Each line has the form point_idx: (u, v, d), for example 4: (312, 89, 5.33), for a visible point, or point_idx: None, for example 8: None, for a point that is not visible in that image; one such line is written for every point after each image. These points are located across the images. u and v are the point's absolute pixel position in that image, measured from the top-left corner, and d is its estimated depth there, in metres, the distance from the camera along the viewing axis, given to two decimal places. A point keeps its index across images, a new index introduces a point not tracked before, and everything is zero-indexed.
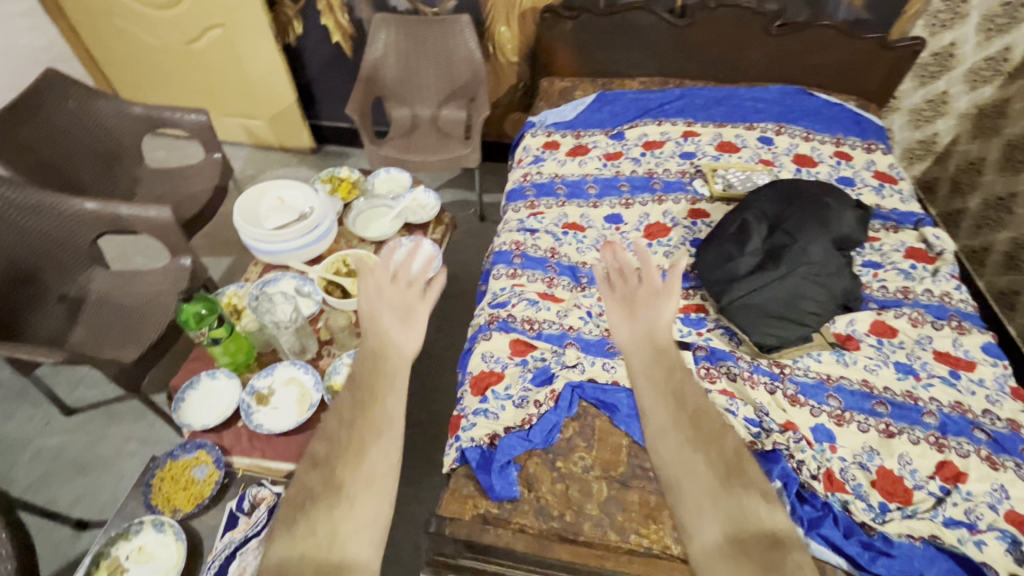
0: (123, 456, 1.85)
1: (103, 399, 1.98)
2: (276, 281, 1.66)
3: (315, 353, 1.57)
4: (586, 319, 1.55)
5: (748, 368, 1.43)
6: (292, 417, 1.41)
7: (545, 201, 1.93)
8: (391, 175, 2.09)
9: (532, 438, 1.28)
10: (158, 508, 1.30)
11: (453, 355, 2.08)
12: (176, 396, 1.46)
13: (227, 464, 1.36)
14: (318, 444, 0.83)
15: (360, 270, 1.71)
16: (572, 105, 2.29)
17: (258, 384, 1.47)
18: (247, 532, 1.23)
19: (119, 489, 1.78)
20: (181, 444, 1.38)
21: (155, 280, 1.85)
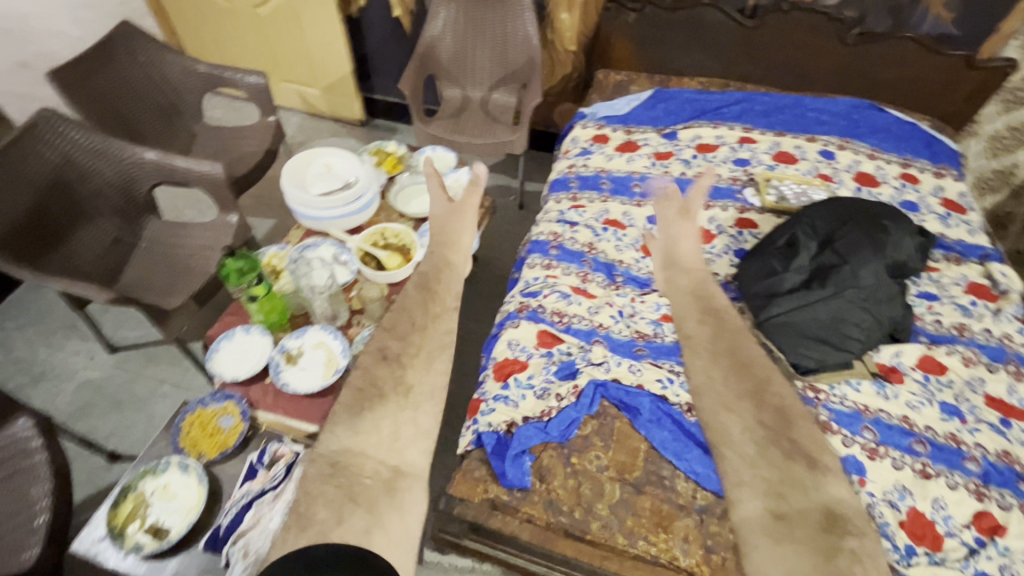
0: (157, 398, 1.94)
1: (144, 341, 2.07)
2: (315, 247, 1.70)
3: (345, 321, 1.60)
4: (616, 318, 1.52)
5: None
6: (317, 380, 1.44)
7: (588, 195, 1.90)
8: (438, 154, 2.09)
9: (549, 430, 1.27)
10: (184, 451, 1.35)
11: (479, 339, 2.09)
12: (212, 346, 1.52)
13: (252, 418, 1.41)
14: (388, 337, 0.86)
15: (397, 245, 1.73)
16: (626, 100, 2.24)
17: (288, 343, 1.50)
18: (264, 485, 1.28)
19: (150, 429, 1.86)
20: (211, 393, 1.43)
21: (201, 234, 1.91)
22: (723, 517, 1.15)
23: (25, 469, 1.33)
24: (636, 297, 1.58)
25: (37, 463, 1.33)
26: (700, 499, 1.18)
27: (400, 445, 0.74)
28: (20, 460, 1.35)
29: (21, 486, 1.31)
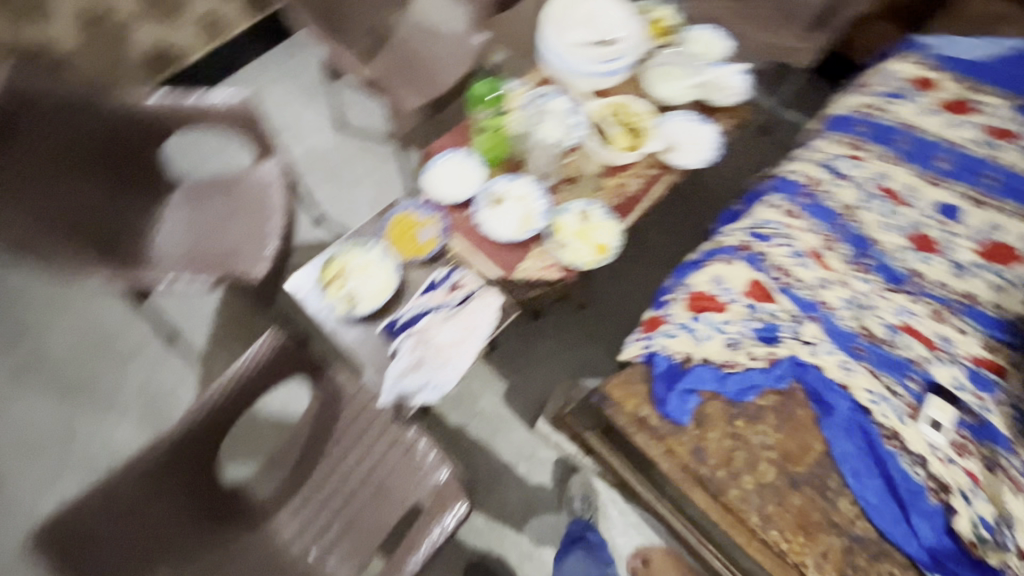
0: (365, 186, 2.08)
1: (368, 131, 2.17)
2: (551, 97, 1.59)
3: (554, 184, 1.54)
4: (846, 303, 1.29)
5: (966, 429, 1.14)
6: (511, 231, 1.47)
7: (874, 148, 1.53)
8: (709, 37, 1.76)
9: (725, 383, 1.16)
10: (385, 242, 1.46)
11: (662, 256, 1.90)
12: (430, 160, 1.56)
13: (446, 240, 1.47)
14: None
15: (630, 126, 1.59)
16: (986, 45, 1.67)
17: (496, 185, 1.51)
18: (440, 304, 1.38)
19: (353, 211, 2.03)
20: (420, 203, 1.51)
21: (448, 45, 1.86)
22: (876, 557, 1.04)
23: (265, 201, 1.58)
24: (880, 290, 1.32)
25: (275, 200, 1.57)
26: (858, 527, 1.06)
27: None
28: (264, 193, 1.59)
29: (261, 214, 1.56)
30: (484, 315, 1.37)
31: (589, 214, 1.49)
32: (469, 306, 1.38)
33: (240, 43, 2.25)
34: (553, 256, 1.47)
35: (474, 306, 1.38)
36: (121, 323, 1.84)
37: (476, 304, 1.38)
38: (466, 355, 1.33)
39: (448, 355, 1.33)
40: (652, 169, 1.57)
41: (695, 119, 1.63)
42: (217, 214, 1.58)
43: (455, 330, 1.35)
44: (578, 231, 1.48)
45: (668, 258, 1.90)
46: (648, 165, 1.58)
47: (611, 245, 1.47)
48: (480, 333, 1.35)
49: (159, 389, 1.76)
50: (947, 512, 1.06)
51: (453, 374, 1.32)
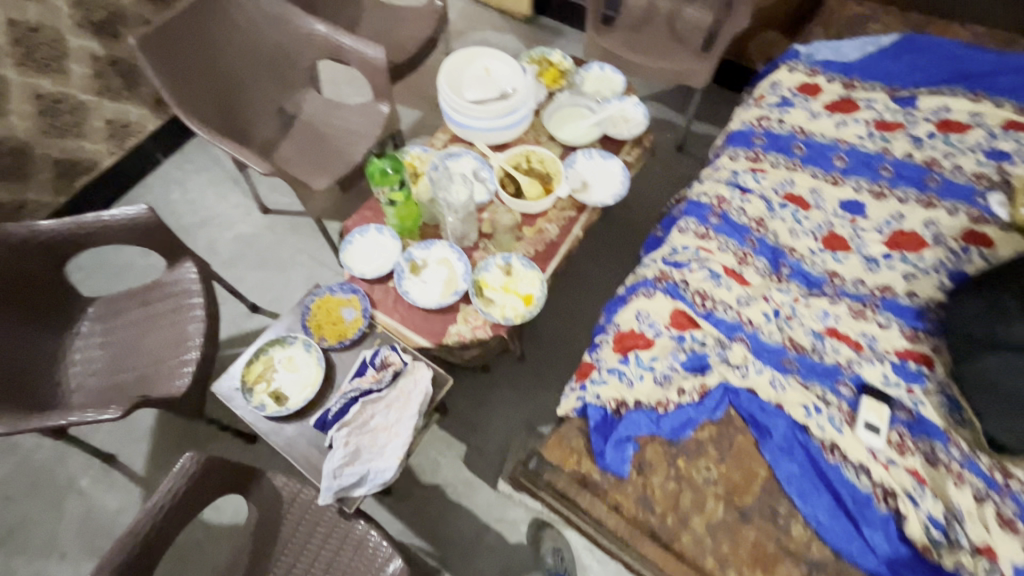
0: (295, 265, 2.05)
1: (293, 209, 2.15)
2: (457, 157, 1.63)
3: (472, 241, 1.54)
4: (770, 317, 1.29)
5: (901, 425, 1.15)
6: (436, 297, 1.45)
7: (773, 158, 1.58)
8: (605, 74, 1.82)
9: (661, 424, 1.16)
10: (310, 330, 1.43)
11: (598, 288, 1.91)
12: (346, 238, 1.54)
13: (372, 316, 1.45)
14: None
15: (540, 172, 1.61)
16: (859, 45, 1.77)
17: (415, 253, 1.50)
18: (372, 386, 1.33)
19: (286, 293, 2.00)
20: (341, 283, 1.48)
21: (354, 118, 1.87)
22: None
23: (183, 307, 1.52)
24: (800, 298, 1.33)
25: (193, 305, 1.52)
26: (814, 551, 1.06)
27: None
28: (181, 298, 1.54)
29: (180, 321, 1.50)
30: (417, 391, 1.34)
31: (510, 267, 1.48)
32: (400, 383, 1.35)
33: (151, 141, 2.21)
34: (482, 314, 1.44)
35: (406, 384, 1.35)
36: (52, 454, 1.74)
37: (408, 380, 1.36)
38: (403, 436, 1.29)
39: (385, 438, 1.30)
40: (567, 210, 1.59)
41: (602, 155, 1.66)
42: (134, 329, 1.52)
43: (390, 411, 1.33)
44: (503, 286, 1.47)
45: (605, 289, 1.91)
46: (563, 207, 1.59)
47: (537, 295, 1.45)
48: (414, 410, 1.32)
49: (99, 517, 1.66)
50: (897, 518, 1.06)
51: (392, 459, 1.27)
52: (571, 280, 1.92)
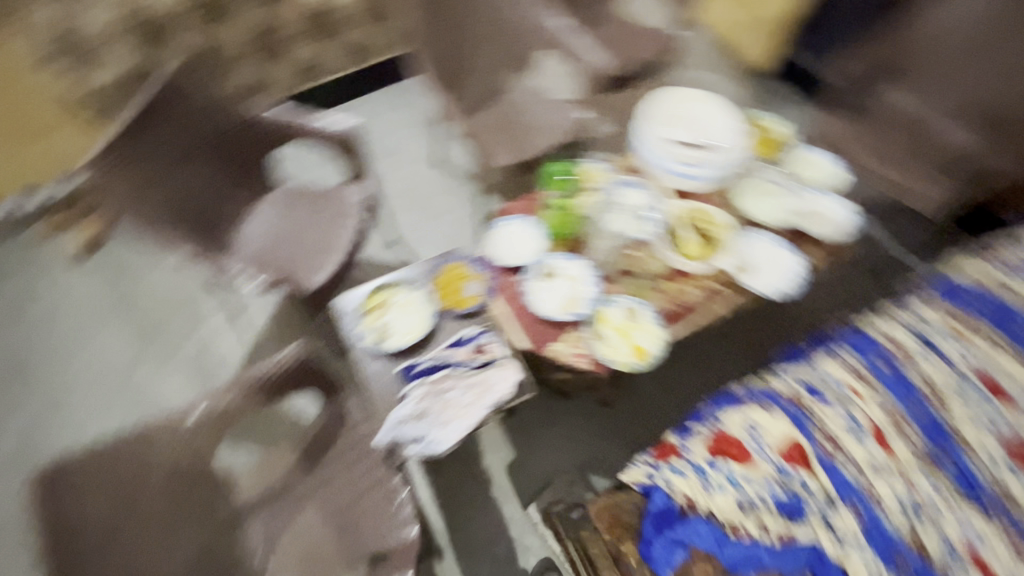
0: (442, 221, 2.18)
1: (462, 172, 2.29)
2: (630, 187, 1.58)
3: (610, 273, 1.51)
4: (904, 501, 1.08)
5: None
6: (554, 309, 1.43)
7: (987, 328, 1.31)
8: (820, 161, 1.67)
9: (723, 548, 1.05)
10: (432, 287, 1.51)
11: (710, 370, 1.79)
12: (496, 221, 1.58)
13: (489, 301, 1.49)
14: None
15: (707, 234, 1.53)
16: None
17: (550, 261, 1.49)
18: (460, 362, 1.39)
19: (425, 242, 2.14)
20: (475, 258, 1.54)
21: (552, 114, 1.92)
22: None
23: (338, 222, 1.70)
24: (953, 499, 1.09)
25: (347, 223, 1.69)
26: None
27: None
28: (340, 214, 1.72)
29: (331, 232, 1.68)
30: (498, 388, 1.35)
31: (636, 313, 1.43)
32: (486, 373, 1.37)
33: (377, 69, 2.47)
34: (589, 345, 1.42)
35: (492, 375, 1.37)
36: (201, 290, 2.05)
37: (495, 373, 1.37)
38: (468, 421, 1.32)
39: (452, 415, 1.33)
40: (718, 283, 1.49)
41: (781, 242, 1.52)
42: (295, 222, 1.73)
43: (467, 393, 1.35)
44: (620, 328, 1.42)
45: (717, 375, 1.79)
46: (715, 278, 1.49)
47: (651, 352, 1.40)
48: (487, 403, 1.33)
49: (212, 355, 1.93)
50: None
51: (450, 436, 1.32)
52: (686, 349, 1.82)
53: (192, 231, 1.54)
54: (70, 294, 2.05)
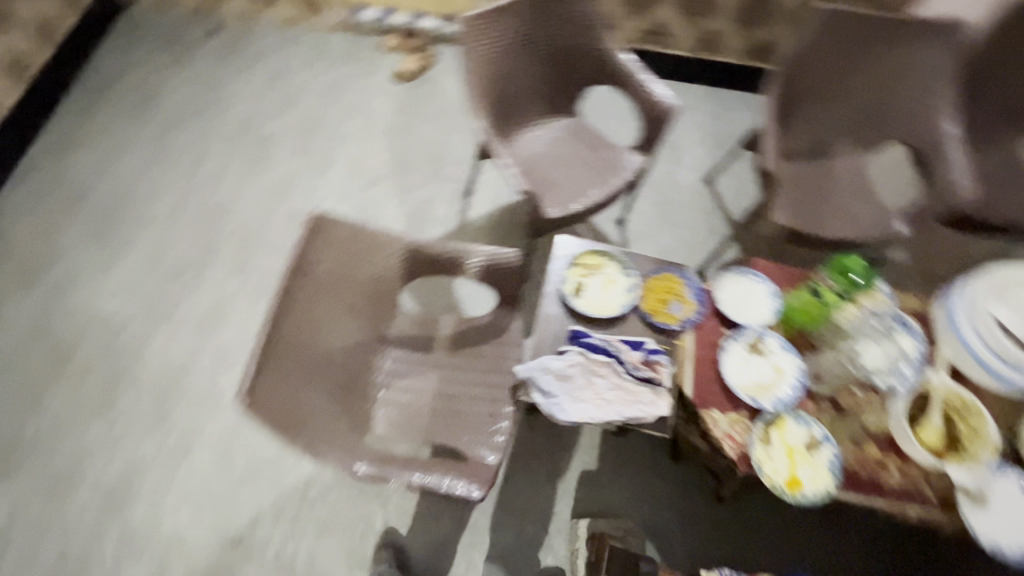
0: (673, 234, 2.13)
1: (720, 204, 2.19)
2: (905, 331, 1.36)
3: (818, 391, 1.34)
4: None
5: None
6: (739, 381, 1.34)
7: None
8: None
9: None
10: (642, 284, 1.48)
11: (830, 551, 1.57)
12: (741, 268, 1.51)
13: (682, 330, 1.42)
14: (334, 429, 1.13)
15: (957, 433, 1.24)
16: None
17: (768, 338, 1.39)
18: (626, 362, 1.35)
19: (645, 241, 2.12)
20: (697, 285, 1.48)
21: (862, 207, 1.70)
22: None
23: (602, 177, 1.72)
24: None
25: (608, 183, 1.70)
26: None
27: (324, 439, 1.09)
28: (607, 172, 1.73)
29: (590, 182, 1.71)
30: (643, 407, 1.29)
31: (816, 447, 1.27)
32: (641, 387, 1.32)
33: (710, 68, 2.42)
34: (748, 438, 1.29)
35: (644, 394, 1.31)
36: (454, 157, 2.30)
37: (649, 393, 1.31)
38: (598, 414, 1.28)
39: (588, 397, 1.30)
40: (928, 487, 1.24)
41: None
42: (569, 154, 1.77)
43: (614, 390, 1.31)
44: (790, 448, 1.28)
45: (834, 561, 1.56)
46: (928, 480, 1.24)
47: (804, 492, 1.24)
48: (625, 412, 1.29)
49: (430, 211, 2.17)
50: None
51: (574, 413, 1.29)
52: (818, 513, 1.62)
53: (495, 111, 1.66)
54: (374, 101, 2.43)
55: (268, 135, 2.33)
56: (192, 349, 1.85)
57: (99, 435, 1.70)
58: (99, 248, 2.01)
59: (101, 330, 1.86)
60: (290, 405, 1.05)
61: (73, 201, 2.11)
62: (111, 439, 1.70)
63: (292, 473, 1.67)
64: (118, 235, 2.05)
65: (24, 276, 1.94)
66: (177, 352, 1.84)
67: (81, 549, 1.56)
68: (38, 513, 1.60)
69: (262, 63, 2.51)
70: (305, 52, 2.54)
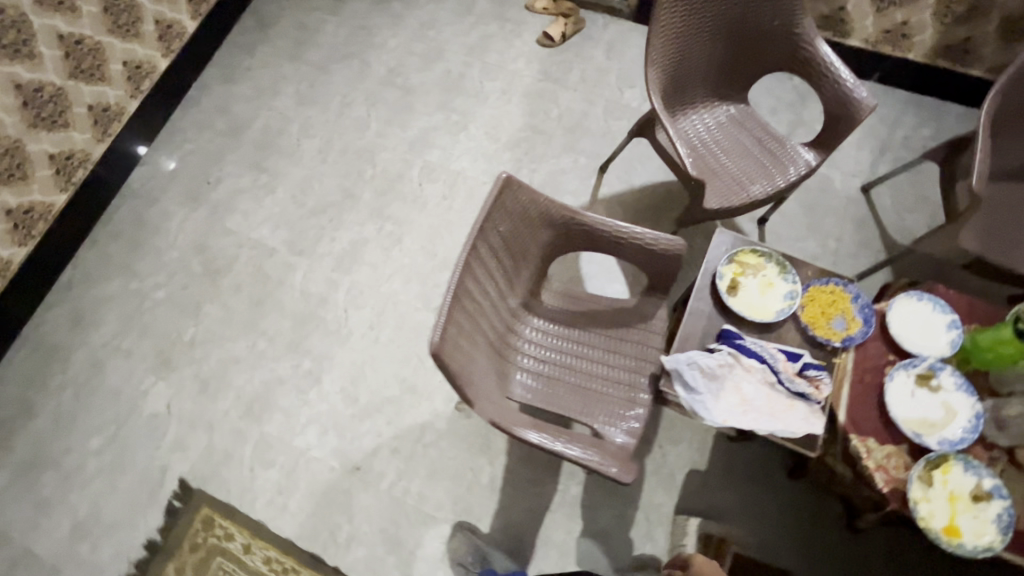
0: (817, 240, 2.00)
1: (875, 216, 2.02)
2: None
3: (995, 440, 1.23)
4: None
5: None
6: (903, 413, 1.26)
7: None
8: None
9: None
10: (804, 293, 1.39)
11: None
12: (919, 293, 1.37)
13: (845, 347, 1.33)
14: (490, 387, 1.15)
15: None
16: None
17: (943, 374, 1.28)
18: (782, 374, 1.28)
19: (786, 244, 2.00)
20: (867, 303, 1.36)
21: None
22: None
23: (770, 173, 1.62)
24: None
25: (777, 181, 1.60)
26: None
27: (487, 396, 1.11)
28: (777, 168, 1.63)
29: (757, 177, 1.62)
30: (794, 423, 1.24)
31: (984, 498, 1.18)
32: (795, 403, 1.26)
33: (889, 63, 2.19)
34: (905, 475, 1.21)
35: (798, 410, 1.25)
36: (593, 129, 2.24)
37: (802, 410, 1.25)
38: (745, 420, 1.24)
39: (735, 401, 1.26)
40: None
41: None
42: (735, 143, 1.68)
43: (765, 399, 1.26)
44: (954, 493, 1.19)
45: None
46: None
47: (964, 544, 1.15)
48: (774, 424, 1.24)
49: (563, 182, 2.14)
50: None
51: (718, 414, 1.25)
52: (943, 560, 1.52)
53: (671, 82, 1.55)
54: (519, 62, 2.39)
55: (411, 85, 2.34)
56: (329, 284, 1.96)
57: (245, 349, 1.86)
58: (256, 176, 2.15)
59: (253, 253, 2.01)
60: (465, 364, 1.07)
61: (233, 130, 2.24)
62: (255, 355, 1.85)
63: (410, 415, 1.76)
64: (271, 165, 2.18)
65: (191, 194, 2.12)
66: (316, 284, 1.96)
67: (224, 448, 1.72)
68: (190, 409, 1.78)
69: (413, 11, 2.51)
70: (454, 3, 2.52)
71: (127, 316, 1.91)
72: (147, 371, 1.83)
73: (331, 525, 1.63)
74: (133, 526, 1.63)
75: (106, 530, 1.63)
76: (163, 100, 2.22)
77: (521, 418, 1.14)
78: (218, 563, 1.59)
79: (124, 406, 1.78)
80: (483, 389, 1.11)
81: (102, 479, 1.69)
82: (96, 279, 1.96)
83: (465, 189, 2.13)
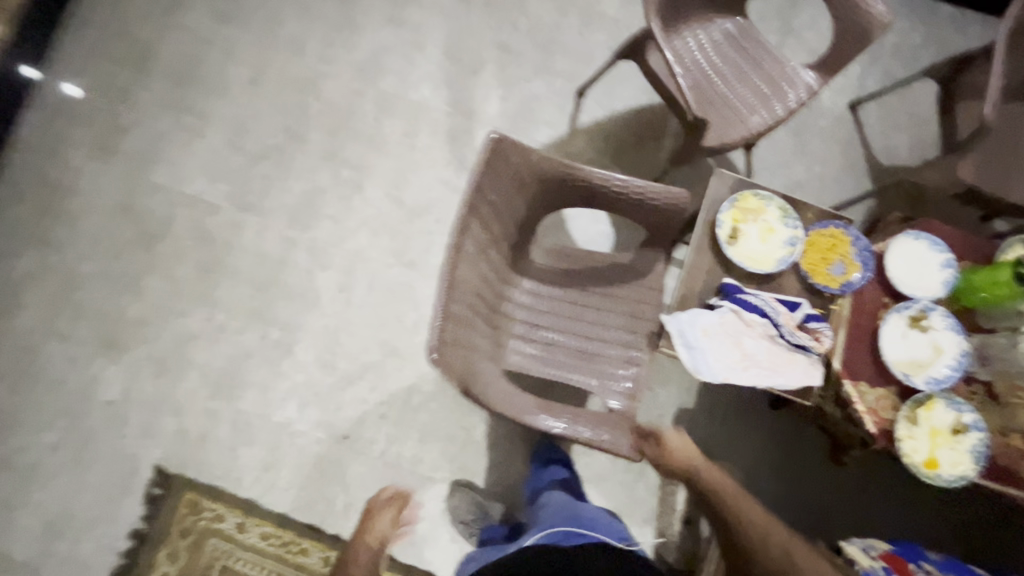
0: (805, 165, 1.92)
1: (862, 136, 1.94)
2: None
3: (975, 375, 1.28)
4: None
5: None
6: (895, 356, 1.27)
7: None
8: None
9: None
10: (804, 239, 1.33)
11: (908, 504, 1.65)
12: (917, 232, 1.34)
13: (843, 294, 1.31)
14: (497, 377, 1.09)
15: None
16: None
17: (935, 314, 1.29)
18: (783, 327, 1.25)
19: (773, 170, 1.91)
20: (866, 246, 1.32)
21: None
22: None
23: (768, 100, 1.49)
24: None
25: (776, 109, 1.47)
26: None
27: (496, 388, 1.05)
28: (776, 94, 1.49)
29: (755, 104, 1.48)
30: (793, 374, 1.24)
31: (963, 432, 1.24)
32: (794, 354, 1.25)
33: None
34: (893, 415, 1.25)
35: (796, 361, 1.25)
36: (567, 44, 1.98)
37: (800, 360, 1.24)
38: (745, 376, 1.22)
39: (736, 357, 1.23)
40: None
41: None
42: (731, 65, 1.51)
43: (765, 353, 1.24)
44: (936, 429, 1.24)
45: (909, 512, 1.65)
46: None
47: (941, 474, 1.23)
48: (774, 377, 1.23)
49: (537, 109, 1.92)
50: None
51: (720, 372, 1.22)
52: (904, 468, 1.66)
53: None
54: None
55: None
56: (286, 243, 1.76)
57: (202, 323, 1.68)
58: (179, 117, 1.82)
59: (191, 211, 1.76)
60: (466, 359, 1.00)
61: (138, 58, 1.85)
62: (214, 328, 1.68)
63: (395, 378, 1.68)
64: (194, 103, 1.84)
65: (101, 143, 1.79)
66: (272, 244, 1.75)
67: (198, 430, 1.62)
68: (151, 393, 1.63)
69: None
70: None
71: (55, 295, 1.67)
72: (92, 356, 1.64)
73: (326, 495, 1.60)
74: (113, 518, 1.55)
75: (84, 525, 1.54)
76: (39, 21, 1.78)
77: (532, 403, 1.10)
78: (213, 544, 1.55)
79: (74, 396, 1.61)
80: (490, 382, 1.04)
81: (67, 474, 1.57)
82: (7, 254, 1.68)
83: (428, 123, 1.88)
